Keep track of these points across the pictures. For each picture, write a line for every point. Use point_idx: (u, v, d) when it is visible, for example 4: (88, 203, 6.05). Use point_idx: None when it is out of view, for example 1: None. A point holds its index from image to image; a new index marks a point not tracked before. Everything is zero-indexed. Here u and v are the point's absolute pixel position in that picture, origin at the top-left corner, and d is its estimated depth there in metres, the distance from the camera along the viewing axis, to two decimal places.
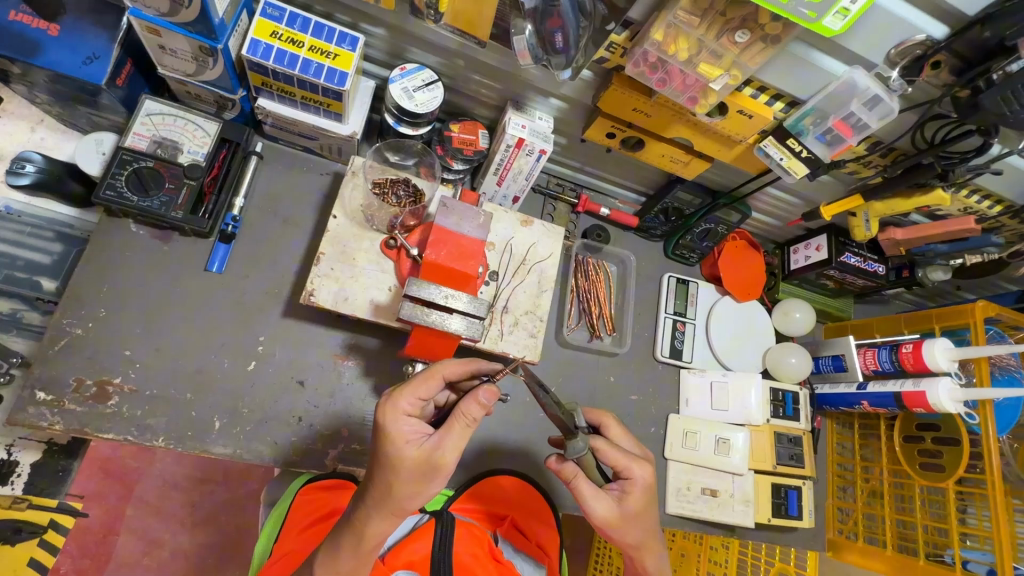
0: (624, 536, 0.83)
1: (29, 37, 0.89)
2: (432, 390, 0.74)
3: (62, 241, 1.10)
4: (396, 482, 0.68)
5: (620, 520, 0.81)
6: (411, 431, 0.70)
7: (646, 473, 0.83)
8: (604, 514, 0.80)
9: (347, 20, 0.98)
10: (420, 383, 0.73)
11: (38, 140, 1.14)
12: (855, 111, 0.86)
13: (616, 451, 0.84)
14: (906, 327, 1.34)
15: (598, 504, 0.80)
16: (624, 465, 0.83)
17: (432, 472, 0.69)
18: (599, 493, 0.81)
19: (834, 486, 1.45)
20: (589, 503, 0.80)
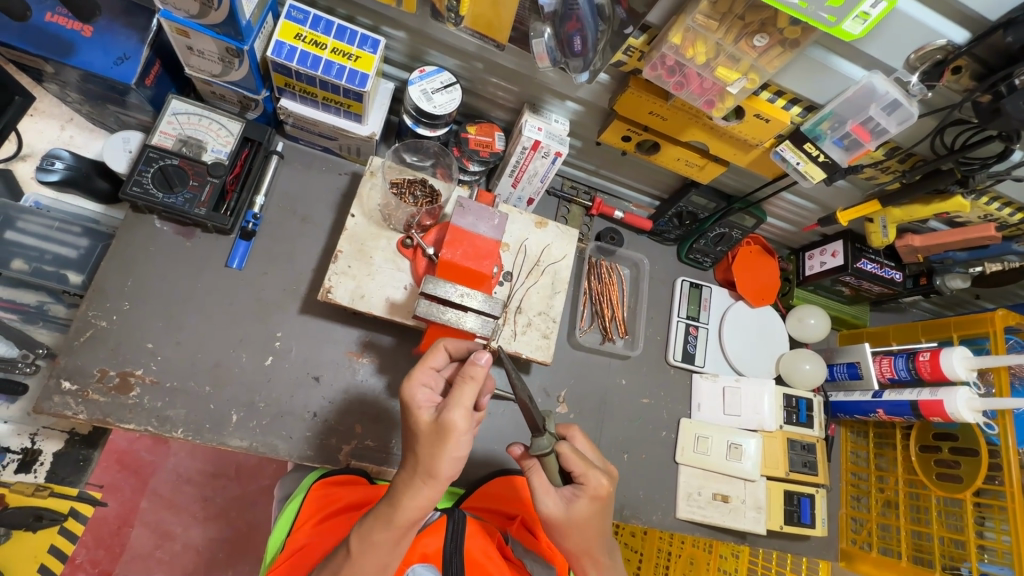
0: (568, 540, 0.82)
1: (64, 37, 0.92)
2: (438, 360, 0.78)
3: (88, 236, 1.13)
4: (417, 449, 0.70)
5: (563, 523, 0.80)
6: (424, 400, 0.72)
7: (601, 484, 0.80)
8: (552, 512, 0.80)
9: (370, 23, 1.00)
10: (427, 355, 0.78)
11: (66, 138, 1.18)
12: (874, 116, 0.86)
13: (579, 458, 0.80)
14: (923, 335, 1.33)
15: (547, 501, 0.80)
16: (581, 472, 0.80)
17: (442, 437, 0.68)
18: (551, 492, 0.81)
19: (847, 496, 1.42)
20: (538, 497, 0.81)
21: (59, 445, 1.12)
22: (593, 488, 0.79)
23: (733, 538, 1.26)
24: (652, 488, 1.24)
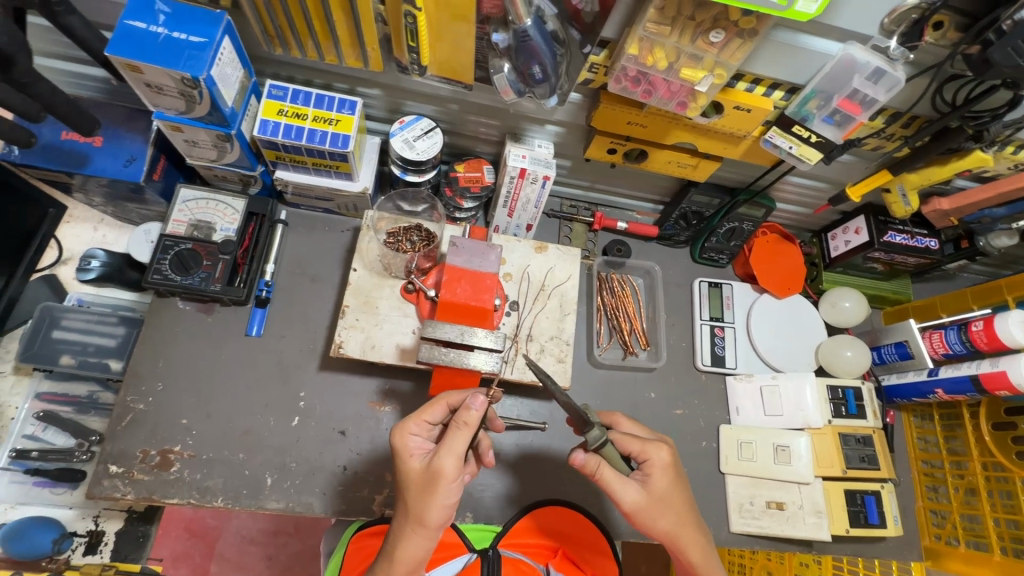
0: (658, 523, 0.84)
1: (78, 150, 1.01)
2: (437, 414, 0.83)
3: (125, 324, 1.20)
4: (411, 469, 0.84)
5: (652, 501, 0.83)
6: (416, 448, 0.81)
7: (663, 454, 0.85)
8: (636, 495, 0.83)
9: (346, 87, 1.05)
10: (426, 407, 0.83)
11: (100, 237, 1.28)
12: (859, 87, 0.82)
13: (631, 438, 0.87)
14: (975, 302, 1.22)
15: (626, 488, 0.83)
16: (640, 449, 0.86)
17: (401, 428, 0.82)
18: (626, 481, 0.83)
19: (922, 487, 1.29)
20: (619, 492, 0.82)
21: (119, 524, 1.17)
22: (654, 460, 0.85)
23: (799, 548, 1.16)
24: (700, 501, 1.18)
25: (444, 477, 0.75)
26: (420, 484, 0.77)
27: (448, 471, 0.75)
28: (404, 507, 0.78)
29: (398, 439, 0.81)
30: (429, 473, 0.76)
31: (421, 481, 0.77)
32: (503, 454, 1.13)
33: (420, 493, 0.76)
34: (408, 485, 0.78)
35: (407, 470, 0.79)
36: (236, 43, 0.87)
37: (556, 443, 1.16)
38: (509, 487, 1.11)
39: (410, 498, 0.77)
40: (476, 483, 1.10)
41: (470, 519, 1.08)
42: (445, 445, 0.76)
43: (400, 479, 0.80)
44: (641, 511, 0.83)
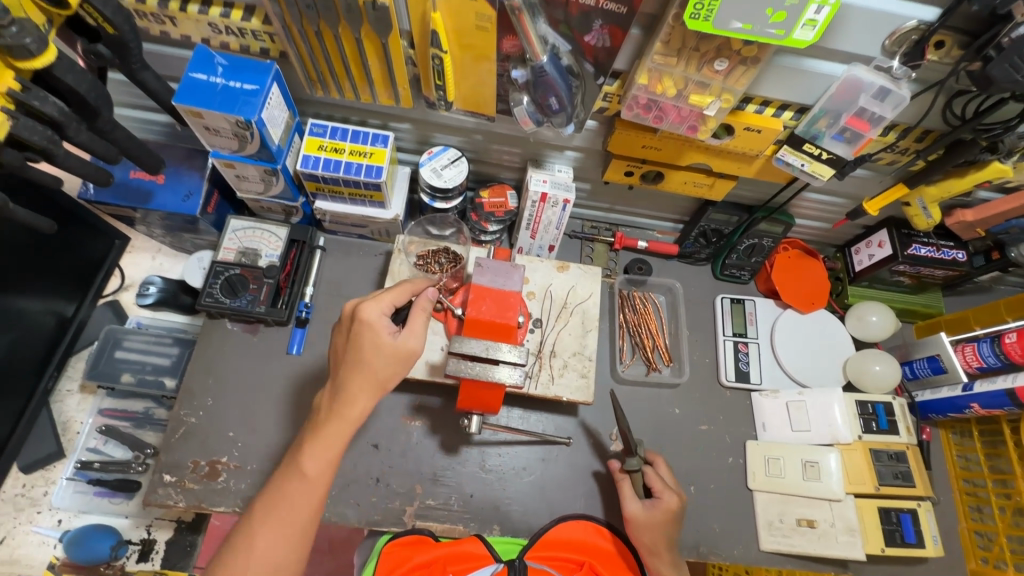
0: (643, 540, 1.00)
1: (143, 188, 1.12)
2: (400, 300, 0.90)
3: (179, 344, 1.30)
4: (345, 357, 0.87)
5: (645, 521, 1.00)
6: (381, 319, 0.86)
7: (673, 500, 1.01)
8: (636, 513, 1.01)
9: (379, 122, 1.14)
10: (396, 291, 0.90)
11: (158, 265, 1.40)
12: (865, 105, 0.85)
13: (659, 479, 1.03)
14: (1009, 314, 1.20)
15: (631, 502, 1.02)
16: (659, 489, 1.02)
17: (364, 302, 0.87)
18: (634, 498, 1.03)
19: (965, 507, 1.25)
20: (624, 501, 1.03)
21: (169, 533, 1.25)
22: (667, 503, 1.00)
23: (833, 568, 1.14)
24: (727, 517, 1.17)
25: (415, 353, 0.86)
26: (388, 352, 0.85)
27: (416, 346, 0.87)
28: (363, 374, 0.84)
29: (368, 314, 0.86)
30: (406, 353, 0.86)
31: (391, 355, 0.85)
32: (529, 469, 1.16)
33: (388, 361, 0.85)
34: (371, 360, 0.84)
35: (375, 337, 0.84)
36: (283, 88, 0.97)
37: (580, 457, 1.18)
38: (536, 501, 1.14)
39: (373, 371, 0.84)
40: (503, 496, 1.13)
41: (498, 532, 1.11)
42: (415, 326, 0.87)
43: (357, 349, 0.85)
44: (632, 522, 1.01)
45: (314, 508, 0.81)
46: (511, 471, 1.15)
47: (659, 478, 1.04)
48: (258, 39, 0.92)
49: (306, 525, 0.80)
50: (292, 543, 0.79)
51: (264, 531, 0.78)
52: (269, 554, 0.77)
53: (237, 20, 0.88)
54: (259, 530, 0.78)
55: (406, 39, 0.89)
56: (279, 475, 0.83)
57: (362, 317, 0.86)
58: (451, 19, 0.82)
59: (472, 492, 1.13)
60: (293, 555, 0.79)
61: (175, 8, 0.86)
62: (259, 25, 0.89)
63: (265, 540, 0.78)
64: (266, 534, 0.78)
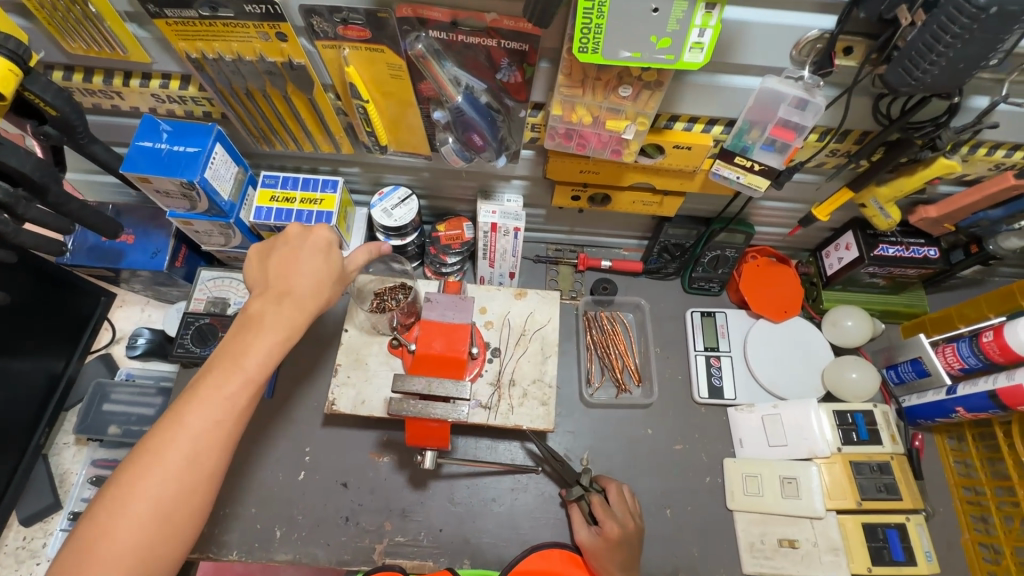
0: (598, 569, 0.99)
1: (116, 248, 1.19)
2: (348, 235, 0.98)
3: (162, 393, 1.35)
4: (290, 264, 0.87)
5: (596, 546, 1.00)
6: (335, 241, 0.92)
7: (615, 528, 1.00)
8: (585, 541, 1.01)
9: (330, 169, 1.18)
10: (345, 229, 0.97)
11: (146, 316, 1.48)
12: (785, 115, 0.84)
13: (603, 507, 1.04)
14: (991, 310, 1.14)
15: (581, 531, 1.03)
16: (603, 518, 1.02)
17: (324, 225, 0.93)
18: (585, 527, 1.04)
19: (967, 517, 1.18)
20: (576, 530, 1.05)
21: None
22: (607, 531, 1.00)
23: None
24: (706, 540, 1.13)
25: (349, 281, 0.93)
26: (337, 274, 0.89)
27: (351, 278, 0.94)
28: (312, 284, 0.86)
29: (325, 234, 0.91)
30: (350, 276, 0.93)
31: (341, 274, 0.90)
32: (499, 499, 1.15)
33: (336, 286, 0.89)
34: (325, 273, 0.88)
35: (328, 254, 0.89)
36: (227, 146, 1.02)
37: (551, 485, 1.17)
38: (507, 531, 1.13)
39: (320, 285, 0.87)
40: (473, 529, 1.13)
41: (469, 566, 1.10)
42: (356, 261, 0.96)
43: (308, 258, 0.88)
44: (586, 550, 1.01)
45: (246, 402, 0.77)
46: (481, 503, 1.15)
47: (606, 506, 1.03)
48: (199, 104, 0.98)
49: (239, 410, 0.77)
50: (217, 438, 0.74)
51: (195, 419, 0.73)
52: (195, 442, 0.73)
53: (175, 89, 0.94)
54: (189, 413, 0.73)
55: (331, 91, 0.93)
56: (214, 363, 0.78)
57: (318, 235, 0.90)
58: (365, 69, 0.85)
59: (441, 527, 1.13)
60: (214, 441, 0.74)
61: (118, 84, 0.93)
62: (196, 92, 0.94)
63: (194, 423, 0.73)
64: (196, 416, 0.73)
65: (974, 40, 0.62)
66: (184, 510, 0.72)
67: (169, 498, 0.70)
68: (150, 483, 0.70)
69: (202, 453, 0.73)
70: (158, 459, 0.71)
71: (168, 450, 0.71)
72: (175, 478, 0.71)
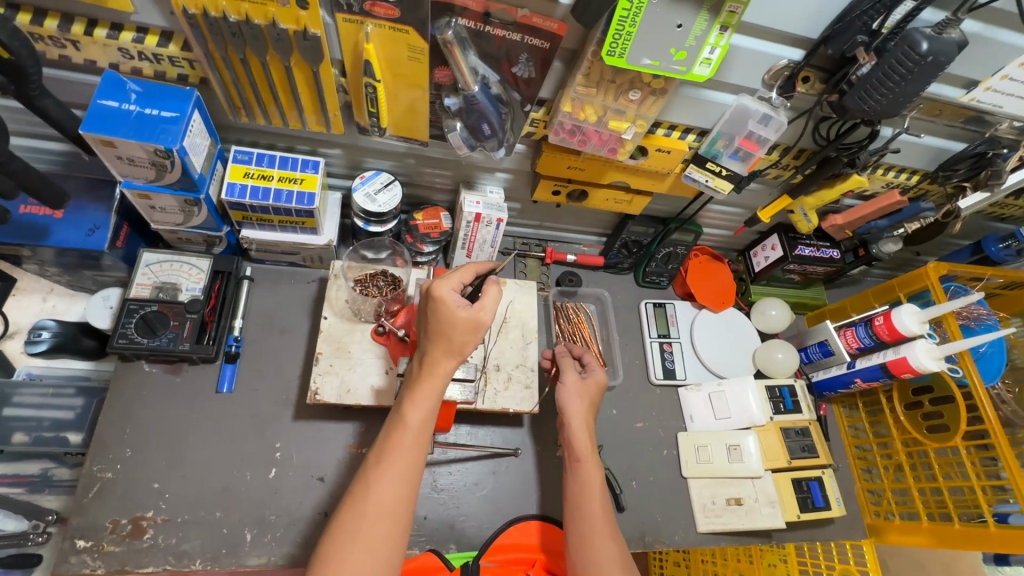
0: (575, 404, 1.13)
1: (39, 223, 1.02)
2: (467, 274, 0.91)
3: (83, 394, 1.17)
4: (445, 338, 0.85)
5: (577, 391, 1.15)
6: (457, 299, 0.86)
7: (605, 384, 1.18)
8: (576, 381, 1.16)
9: (307, 148, 1.12)
10: (461, 269, 0.91)
11: (51, 307, 1.26)
12: (753, 128, 0.98)
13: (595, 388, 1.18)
14: (876, 301, 1.41)
15: (570, 373, 1.17)
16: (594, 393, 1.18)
17: (438, 281, 0.88)
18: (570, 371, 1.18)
19: (858, 470, 1.44)
20: (564, 372, 1.17)
21: None
22: (597, 377, 1.18)
23: (761, 540, 1.26)
24: (666, 506, 1.26)
25: (485, 325, 0.85)
26: (460, 328, 0.85)
27: (487, 319, 0.86)
28: (442, 342, 0.86)
29: (439, 291, 0.86)
30: (474, 321, 0.85)
31: (465, 326, 0.85)
32: (481, 483, 1.18)
33: (468, 337, 0.86)
34: (448, 329, 0.85)
35: (446, 313, 0.85)
36: (204, 114, 0.94)
37: (531, 466, 1.21)
38: (492, 512, 1.16)
39: (449, 341, 0.85)
40: (457, 513, 1.14)
41: (456, 550, 1.11)
42: (489, 299, 0.87)
43: (435, 321, 0.85)
44: (567, 390, 1.15)
45: (421, 452, 0.86)
46: (464, 487, 1.16)
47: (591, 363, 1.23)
48: (175, 65, 0.88)
49: (417, 468, 0.85)
50: (403, 505, 0.82)
51: (383, 480, 0.82)
52: (387, 497, 0.81)
53: (152, 45, 0.84)
54: (375, 477, 0.82)
55: (337, 67, 0.90)
56: (389, 422, 0.88)
57: (435, 294, 0.86)
58: (385, 49, 0.84)
59: (425, 514, 1.13)
60: (407, 496, 0.83)
61: (78, 32, 0.81)
62: (177, 51, 0.85)
63: (380, 484, 0.82)
64: (381, 478, 0.82)
65: (915, 80, 0.80)
66: (393, 550, 0.80)
67: (379, 546, 0.79)
68: (339, 555, 0.77)
69: (394, 507, 0.81)
70: (360, 517, 0.80)
71: (363, 525, 0.79)
72: (375, 550, 0.78)
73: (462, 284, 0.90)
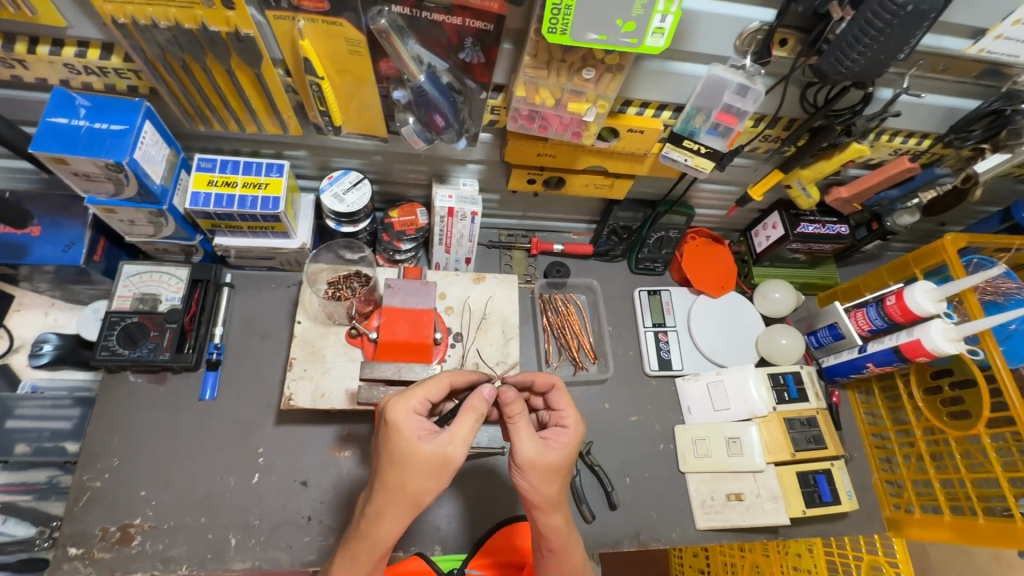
0: (540, 489, 0.83)
1: (18, 241, 1.05)
2: (439, 391, 0.82)
3: (81, 404, 1.21)
4: (400, 475, 0.75)
5: (539, 467, 0.82)
6: (420, 430, 0.77)
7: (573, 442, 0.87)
8: (532, 462, 0.82)
9: (273, 152, 1.11)
10: (430, 384, 0.82)
11: (53, 321, 1.29)
12: (729, 100, 0.90)
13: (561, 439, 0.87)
14: (890, 278, 1.31)
15: (526, 444, 0.83)
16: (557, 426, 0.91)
17: (397, 398, 0.79)
18: (527, 436, 0.84)
19: (876, 459, 1.34)
20: (518, 443, 0.83)
21: None
22: (562, 438, 0.87)
23: (765, 536, 1.20)
24: (663, 502, 1.21)
25: (453, 462, 0.76)
26: (419, 465, 0.75)
27: (457, 455, 0.77)
28: (393, 480, 0.75)
29: (397, 416, 0.77)
30: (441, 459, 0.76)
31: (424, 465, 0.75)
32: (466, 483, 1.16)
33: (428, 484, 0.75)
34: (403, 467, 0.75)
35: (404, 445, 0.76)
36: (158, 125, 0.93)
37: None
38: (478, 512, 1.14)
39: (402, 483, 0.75)
40: (441, 515, 1.13)
41: (440, 552, 1.10)
42: (458, 433, 0.77)
43: (391, 456, 0.76)
44: (524, 470, 0.82)
45: None
46: (448, 488, 1.15)
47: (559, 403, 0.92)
48: (123, 77, 0.88)
49: None
50: None
51: None
52: None
53: (95, 59, 0.83)
54: None
55: (281, 67, 0.87)
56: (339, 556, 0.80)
57: (391, 418, 0.77)
58: (322, 45, 0.81)
59: (409, 516, 1.11)
60: None
61: (22, 50, 0.81)
62: (120, 63, 0.85)
63: None
64: None
65: (895, 33, 0.71)
66: None
67: None
68: None
69: None
70: None
71: None
72: None
73: (425, 401, 0.81)
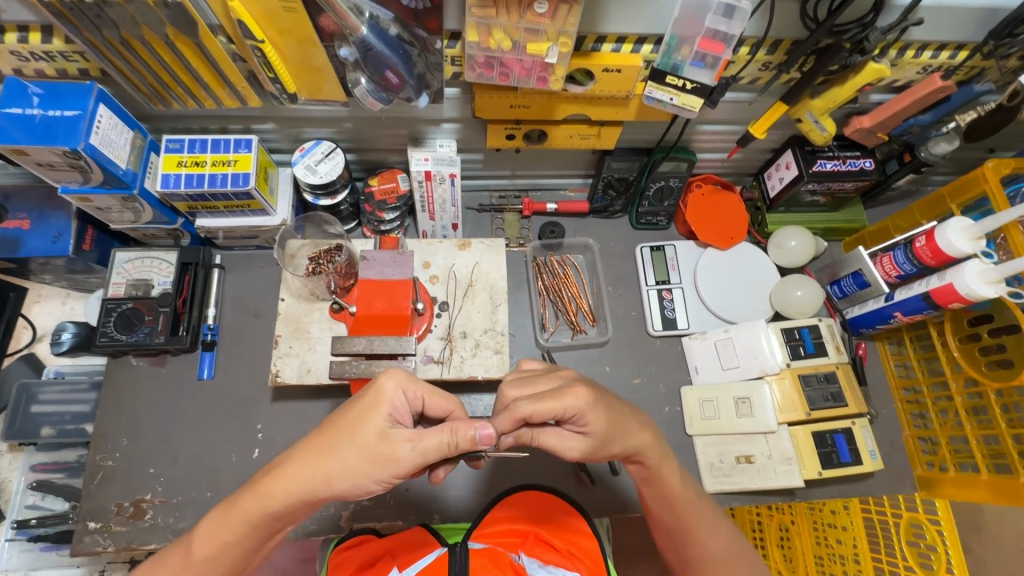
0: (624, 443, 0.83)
1: (10, 235, 1.08)
2: (431, 398, 0.79)
3: (96, 388, 1.27)
4: (343, 432, 0.74)
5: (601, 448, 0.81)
6: (392, 409, 0.75)
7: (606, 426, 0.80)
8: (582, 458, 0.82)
9: (241, 127, 1.08)
10: (434, 393, 0.80)
11: (70, 309, 1.36)
12: (712, 23, 0.79)
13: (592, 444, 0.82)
14: (923, 217, 1.17)
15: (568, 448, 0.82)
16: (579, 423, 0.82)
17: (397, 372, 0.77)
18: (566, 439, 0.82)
19: (907, 415, 1.24)
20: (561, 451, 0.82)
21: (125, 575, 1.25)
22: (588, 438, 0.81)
23: (781, 498, 1.14)
24: None
25: (389, 456, 0.72)
26: (364, 439, 0.73)
27: (398, 455, 0.72)
28: (333, 432, 0.74)
29: (387, 384, 0.75)
30: (386, 448, 0.72)
31: (369, 444, 0.72)
32: None
33: (361, 459, 0.72)
34: (352, 432, 0.73)
35: (367, 409, 0.74)
36: (115, 107, 0.92)
37: None
38: (475, 481, 1.13)
39: (335, 447, 0.73)
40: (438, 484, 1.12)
41: (440, 520, 1.10)
42: (424, 440, 0.72)
43: (352, 412, 0.75)
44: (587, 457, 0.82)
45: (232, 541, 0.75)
46: None
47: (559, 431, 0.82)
48: (71, 60, 0.86)
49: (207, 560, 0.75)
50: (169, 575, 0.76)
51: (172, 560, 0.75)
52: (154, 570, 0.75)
53: (37, 43, 0.82)
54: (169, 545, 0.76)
55: (220, 34, 0.82)
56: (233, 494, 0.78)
57: (379, 382, 0.77)
58: (253, 3, 0.76)
59: (407, 486, 1.11)
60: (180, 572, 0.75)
61: None
62: (63, 45, 0.83)
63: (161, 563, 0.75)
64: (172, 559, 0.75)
65: None
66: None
67: None
68: None
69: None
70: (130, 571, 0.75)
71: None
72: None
73: (416, 397, 0.78)
